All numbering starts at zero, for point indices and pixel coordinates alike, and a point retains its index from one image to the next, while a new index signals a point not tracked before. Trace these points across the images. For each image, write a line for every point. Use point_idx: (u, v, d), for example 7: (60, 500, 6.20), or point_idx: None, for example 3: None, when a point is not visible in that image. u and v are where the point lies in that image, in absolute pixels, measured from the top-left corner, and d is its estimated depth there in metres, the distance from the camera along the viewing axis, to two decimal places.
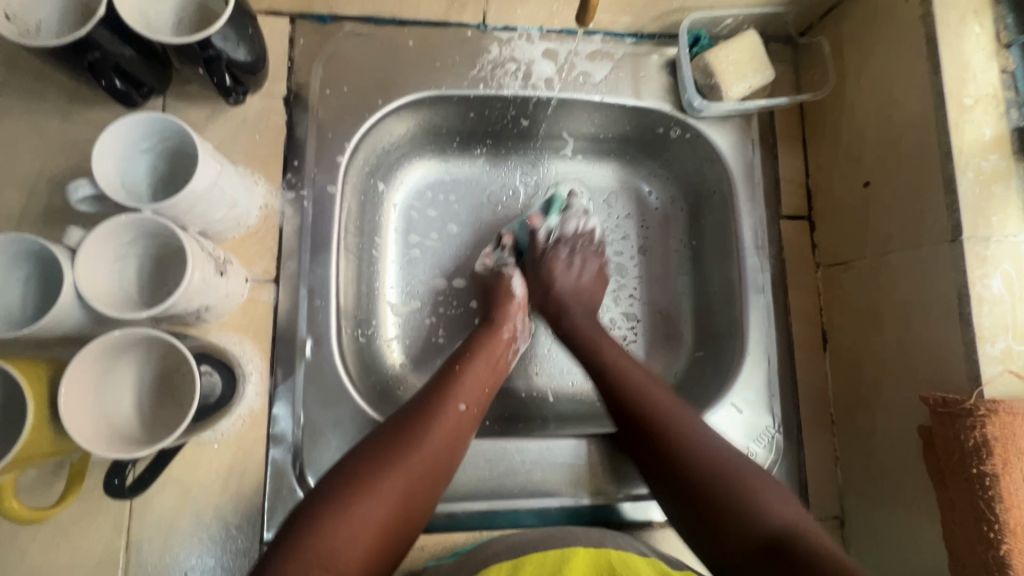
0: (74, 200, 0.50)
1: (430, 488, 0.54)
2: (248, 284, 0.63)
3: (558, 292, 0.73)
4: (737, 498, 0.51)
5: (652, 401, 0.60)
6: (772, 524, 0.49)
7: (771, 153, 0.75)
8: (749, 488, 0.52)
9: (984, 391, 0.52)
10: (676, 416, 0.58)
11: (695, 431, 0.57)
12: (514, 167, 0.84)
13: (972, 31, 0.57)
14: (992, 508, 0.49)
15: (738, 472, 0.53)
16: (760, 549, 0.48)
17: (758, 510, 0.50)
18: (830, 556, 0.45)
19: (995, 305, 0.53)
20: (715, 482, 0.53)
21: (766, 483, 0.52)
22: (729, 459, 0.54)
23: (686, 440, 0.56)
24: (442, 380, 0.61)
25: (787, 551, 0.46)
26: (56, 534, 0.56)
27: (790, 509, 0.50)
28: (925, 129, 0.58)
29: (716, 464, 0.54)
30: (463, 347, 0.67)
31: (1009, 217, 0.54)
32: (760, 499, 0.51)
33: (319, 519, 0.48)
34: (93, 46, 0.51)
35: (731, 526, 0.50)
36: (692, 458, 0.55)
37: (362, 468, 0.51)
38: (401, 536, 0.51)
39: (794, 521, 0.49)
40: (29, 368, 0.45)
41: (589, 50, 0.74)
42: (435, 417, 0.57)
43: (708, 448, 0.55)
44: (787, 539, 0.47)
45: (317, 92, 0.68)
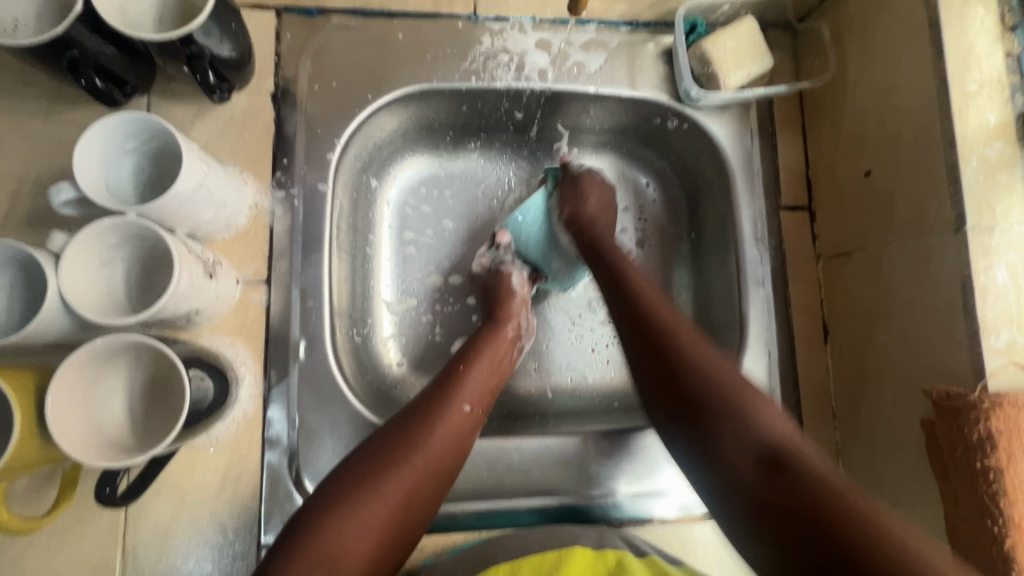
0: (56, 204, 0.48)
1: (434, 491, 0.53)
2: (239, 286, 0.62)
3: (589, 210, 0.72)
4: (730, 411, 0.49)
5: (661, 316, 0.58)
6: (767, 437, 0.47)
7: (770, 143, 0.73)
8: (754, 406, 0.49)
9: (989, 384, 0.51)
10: (683, 338, 0.56)
11: (705, 347, 0.55)
12: (508, 161, 0.82)
13: (976, 14, 0.55)
14: (996, 502, 0.48)
15: (741, 388, 0.51)
16: (759, 466, 0.45)
17: (755, 423, 0.48)
18: (829, 475, 0.43)
19: (999, 296, 0.52)
20: (715, 392, 0.50)
21: (764, 400, 0.50)
22: (736, 378, 0.52)
23: (691, 356, 0.54)
24: (447, 380, 0.60)
25: (789, 468, 0.44)
26: (51, 542, 0.55)
27: (790, 428, 0.48)
28: (928, 116, 0.56)
29: (716, 378, 0.51)
30: (467, 345, 0.66)
31: (1014, 205, 0.52)
32: (756, 413, 0.48)
33: (319, 523, 0.47)
34: (71, 44, 0.50)
35: (730, 442, 0.48)
36: (695, 367, 0.53)
37: (364, 472, 0.51)
38: (403, 539, 0.51)
39: (796, 439, 0.47)
40: (14, 378, 0.44)
41: (583, 40, 0.72)
42: (438, 418, 0.56)
43: (711, 360, 0.53)
44: (778, 456, 0.45)
45: (305, 87, 0.67)
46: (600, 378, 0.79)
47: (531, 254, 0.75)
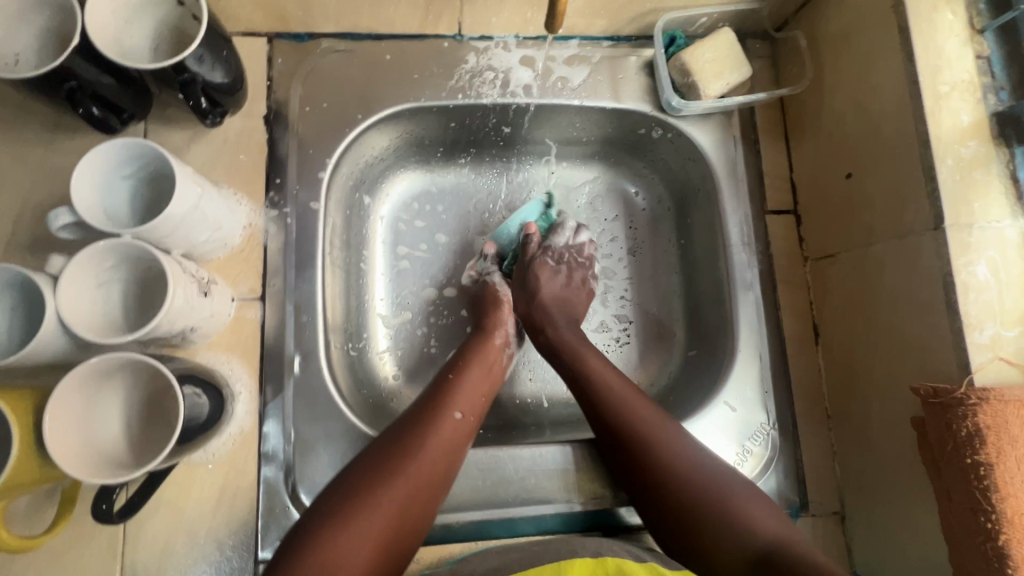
0: (54, 229, 0.50)
1: (429, 499, 0.54)
2: (234, 303, 0.63)
3: (544, 297, 0.71)
4: (726, 519, 0.53)
5: (627, 407, 0.61)
6: (760, 539, 0.51)
7: (753, 149, 0.75)
8: (732, 504, 0.54)
9: (975, 379, 0.51)
10: (661, 432, 0.59)
11: (672, 433, 0.59)
12: (499, 174, 0.84)
13: (945, 19, 0.57)
14: (988, 498, 0.48)
15: (720, 489, 0.55)
16: (753, 562, 0.50)
17: (745, 524, 0.52)
18: (816, 564, 0.47)
19: (982, 291, 0.52)
20: (699, 496, 0.55)
21: (755, 501, 0.54)
22: (717, 475, 0.56)
23: (669, 449, 0.58)
24: (438, 389, 0.61)
25: (778, 563, 0.48)
26: (52, 562, 0.56)
27: (779, 523, 0.53)
28: (903, 118, 0.57)
29: (705, 481, 0.56)
30: (457, 355, 0.67)
31: (990, 202, 0.53)
32: (747, 517, 0.53)
33: (317, 534, 0.48)
34: (70, 76, 0.52)
35: (721, 541, 0.52)
36: (678, 470, 0.56)
37: (359, 482, 0.51)
38: (403, 545, 0.51)
39: (780, 533, 0.52)
40: (13, 398, 0.45)
41: (565, 55, 0.74)
42: (431, 427, 0.56)
43: (693, 458, 0.57)
44: (774, 552, 0.50)
45: (297, 109, 0.69)
46: None
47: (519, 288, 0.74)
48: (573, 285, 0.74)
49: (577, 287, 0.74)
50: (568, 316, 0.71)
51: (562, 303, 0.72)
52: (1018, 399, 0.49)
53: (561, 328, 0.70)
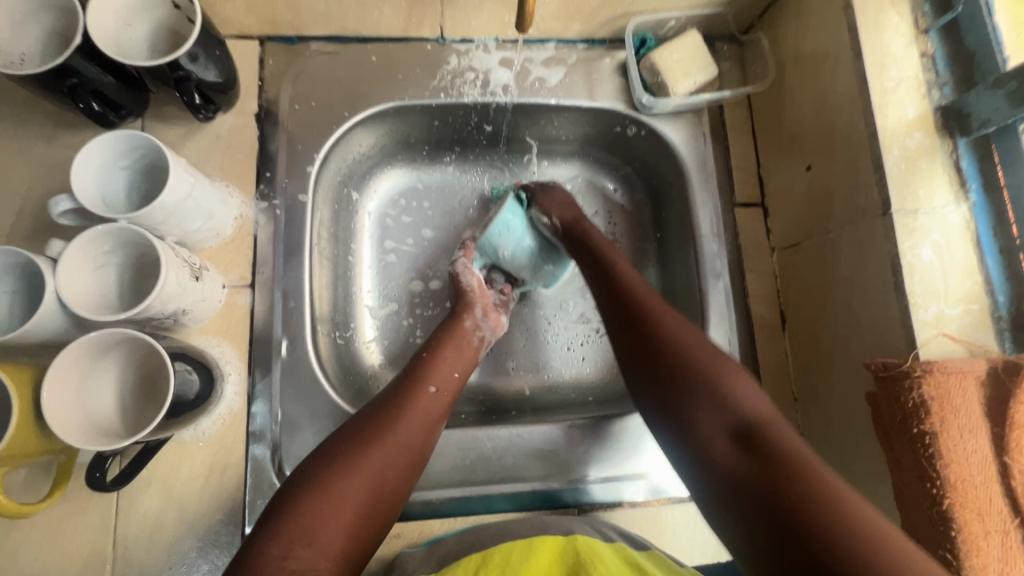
0: (55, 215, 0.53)
1: (407, 470, 0.56)
2: (225, 290, 0.66)
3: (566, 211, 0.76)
4: (709, 389, 0.53)
5: (646, 304, 0.62)
6: (742, 411, 0.51)
7: (722, 145, 0.78)
8: (725, 377, 0.53)
9: (920, 353, 0.54)
10: (673, 323, 0.60)
11: (681, 325, 0.60)
12: (482, 172, 0.87)
13: (891, 20, 0.61)
14: (934, 465, 0.51)
15: (714, 362, 0.55)
16: (729, 428, 0.50)
17: (731, 395, 0.52)
18: (794, 443, 0.47)
19: (927, 271, 0.56)
20: (698, 369, 0.54)
21: (739, 376, 0.54)
22: (714, 350, 0.56)
23: (679, 336, 0.58)
24: (414, 368, 0.64)
25: (755, 431, 0.49)
26: (46, 534, 0.58)
27: (762, 400, 0.52)
28: (854, 112, 0.61)
29: (701, 362, 0.55)
30: (433, 337, 0.70)
31: (934, 189, 0.57)
32: (733, 387, 0.52)
33: (298, 503, 0.49)
34: (71, 73, 0.55)
35: (702, 407, 0.52)
36: (685, 353, 0.56)
37: (338, 454, 0.53)
38: (381, 515, 0.53)
39: (761, 407, 0.51)
40: (14, 371, 0.48)
41: (543, 57, 0.78)
42: (408, 402, 0.59)
43: (699, 343, 0.57)
44: (755, 424, 0.49)
45: (287, 107, 0.73)
46: (575, 374, 0.83)
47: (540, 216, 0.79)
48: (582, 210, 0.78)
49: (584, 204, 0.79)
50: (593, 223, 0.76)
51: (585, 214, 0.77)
52: (959, 372, 0.52)
53: (591, 226, 0.75)
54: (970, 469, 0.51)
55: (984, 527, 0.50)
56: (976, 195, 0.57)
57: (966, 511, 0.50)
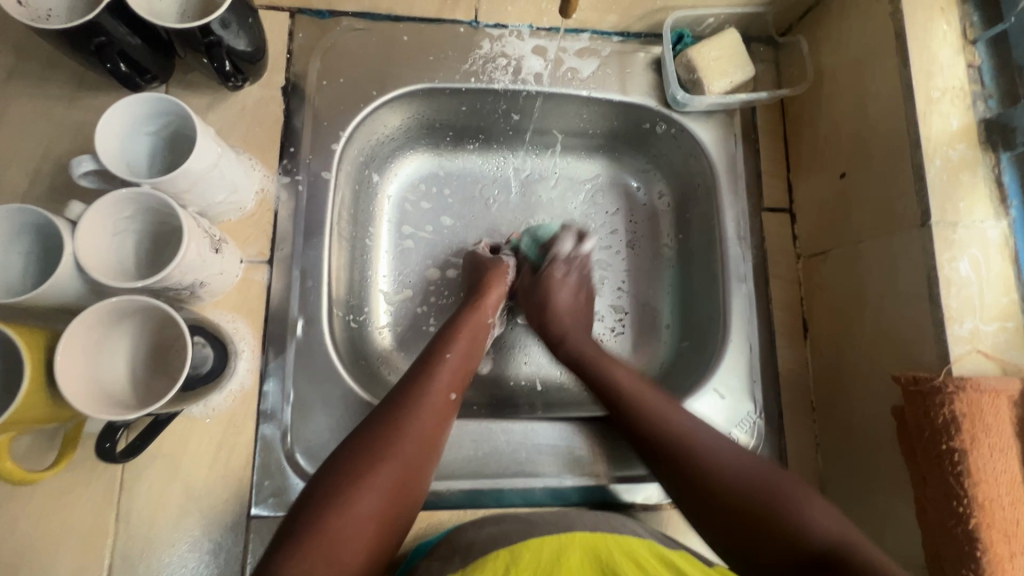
0: (76, 175, 0.51)
1: (423, 470, 0.54)
2: (242, 265, 0.65)
3: (557, 311, 0.74)
4: (777, 517, 0.52)
5: (659, 408, 0.62)
6: (823, 539, 0.50)
7: (753, 147, 0.77)
8: (793, 502, 0.53)
9: (953, 369, 0.53)
10: (701, 435, 0.59)
11: (711, 434, 0.59)
12: (505, 162, 0.86)
13: (939, 28, 0.60)
14: (961, 483, 0.50)
15: (763, 480, 0.55)
16: (815, 561, 0.49)
17: (805, 522, 0.51)
18: (885, 570, 0.46)
19: (964, 286, 0.55)
20: (752, 501, 0.53)
21: (806, 496, 0.53)
22: (762, 465, 0.56)
23: (704, 448, 0.57)
24: (428, 362, 0.61)
25: (845, 562, 0.47)
26: (48, 504, 0.57)
27: (835, 522, 0.51)
28: (897, 119, 0.60)
29: (744, 472, 0.55)
30: (448, 328, 0.67)
31: (975, 203, 0.56)
32: (807, 509, 0.52)
33: (317, 516, 0.47)
34: (99, 31, 0.54)
35: (784, 535, 0.51)
36: (715, 470, 0.56)
37: (351, 462, 0.51)
38: (397, 525, 0.51)
39: (841, 534, 0.50)
40: (26, 332, 0.47)
41: (576, 47, 0.76)
42: (421, 400, 0.57)
43: (740, 456, 0.57)
44: (842, 551, 0.48)
45: (314, 82, 0.71)
46: None
47: (529, 306, 0.76)
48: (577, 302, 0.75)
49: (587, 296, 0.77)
50: (582, 333, 0.73)
51: (575, 330, 0.73)
52: (993, 390, 0.51)
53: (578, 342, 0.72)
54: (999, 489, 0.50)
55: (1010, 548, 0.49)
56: (1017, 212, 0.56)
57: (991, 531, 0.49)
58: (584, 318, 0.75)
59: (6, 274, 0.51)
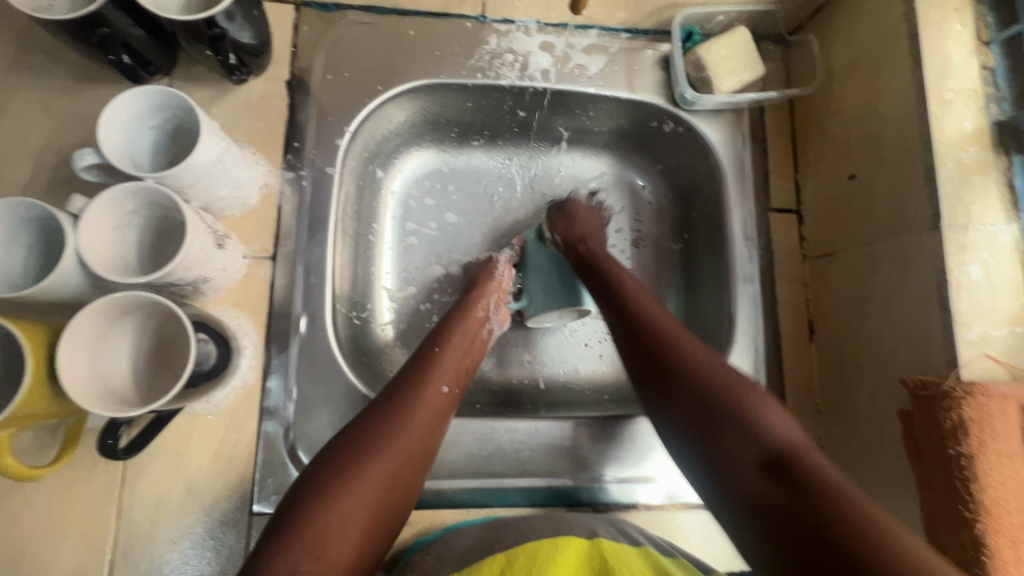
0: (78, 168, 0.51)
1: (417, 471, 0.53)
2: (245, 261, 0.64)
3: (578, 224, 0.75)
4: (737, 414, 0.50)
5: (656, 316, 0.61)
6: (775, 445, 0.47)
7: (761, 147, 0.76)
8: (751, 406, 0.50)
9: (962, 374, 0.53)
10: (691, 344, 0.57)
11: (695, 343, 0.57)
12: (510, 158, 0.85)
13: (954, 28, 0.59)
14: (968, 489, 0.50)
15: (733, 385, 0.52)
16: (759, 464, 0.47)
17: (759, 431, 0.49)
18: (830, 477, 0.44)
19: (974, 290, 0.54)
20: (722, 398, 0.51)
21: (767, 402, 0.51)
22: (734, 374, 0.53)
23: (692, 352, 0.56)
24: (423, 361, 0.60)
25: (790, 469, 0.45)
26: (50, 499, 0.56)
27: (795, 432, 0.49)
28: (909, 121, 0.59)
29: (715, 376, 0.53)
30: (441, 326, 0.66)
31: (987, 207, 0.55)
32: (764, 416, 0.49)
33: (308, 509, 0.46)
34: (102, 22, 0.53)
35: (732, 437, 0.49)
36: (700, 370, 0.54)
37: (344, 457, 0.50)
38: (387, 524, 0.50)
39: (796, 442, 0.48)
40: (27, 328, 0.46)
41: (585, 44, 0.76)
42: (416, 398, 0.56)
43: (715, 364, 0.55)
44: (791, 457, 0.46)
45: (319, 77, 0.70)
46: (591, 371, 0.81)
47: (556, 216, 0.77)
48: (592, 222, 0.77)
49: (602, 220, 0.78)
50: (598, 238, 0.75)
51: (592, 234, 0.75)
52: (1002, 395, 0.51)
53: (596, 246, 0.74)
54: (1007, 495, 0.50)
55: (1017, 554, 0.49)
56: None
57: (999, 537, 0.49)
58: (600, 231, 0.77)
59: (8, 268, 0.50)
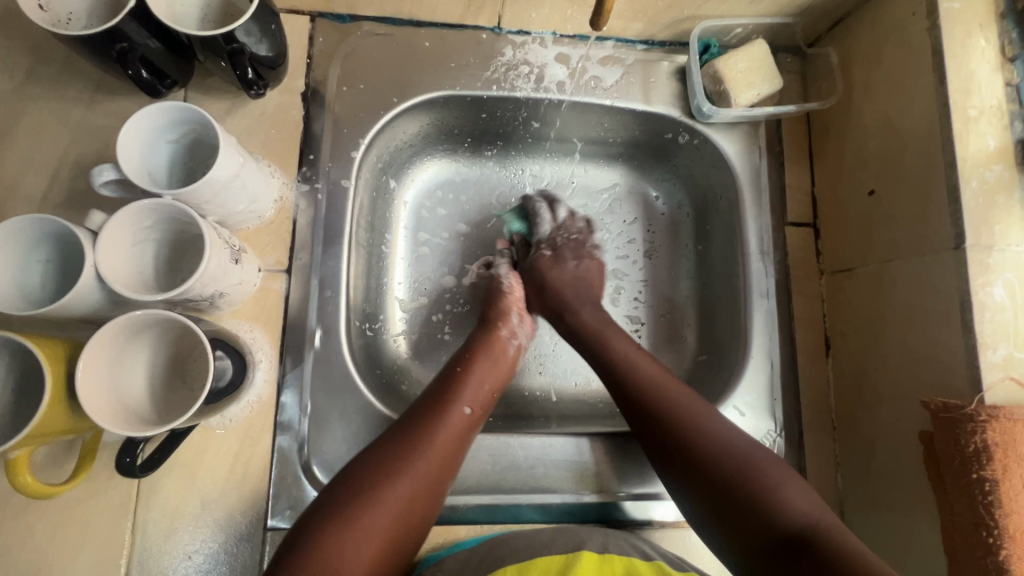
0: (97, 184, 0.51)
1: (435, 494, 0.53)
2: (261, 274, 0.64)
3: (557, 283, 0.73)
4: (757, 493, 0.50)
5: (658, 385, 0.59)
6: (797, 523, 0.48)
7: (777, 160, 0.76)
8: (771, 483, 0.51)
9: (985, 397, 0.52)
10: (697, 412, 0.57)
11: (703, 412, 0.57)
12: (523, 169, 0.85)
13: (978, 44, 0.58)
14: (992, 513, 0.49)
15: (751, 461, 0.53)
16: (783, 545, 0.48)
17: (780, 509, 0.49)
18: (857, 560, 0.44)
19: (998, 311, 0.53)
20: (737, 473, 0.52)
21: (786, 477, 0.52)
22: (750, 449, 0.54)
23: (699, 427, 0.56)
24: (447, 382, 0.60)
25: (813, 550, 0.46)
26: (65, 513, 0.56)
27: (817, 508, 0.50)
28: (931, 138, 0.59)
29: (735, 452, 0.53)
30: (465, 348, 0.66)
31: (1011, 226, 0.55)
32: (785, 497, 0.50)
33: (324, 529, 0.47)
34: (121, 37, 0.53)
35: (753, 516, 0.50)
36: (709, 441, 0.54)
37: (363, 476, 0.50)
38: (401, 546, 0.50)
39: (819, 519, 0.49)
40: (47, 346, 0.46)
41: (600, 55, 0.75)
42: (438, 420, 0.56)
43: (727, 437, 0.55)
44: (816, 537, 0.47)
45: (334, 88, 0.70)
46: (603, 384, 0.81)
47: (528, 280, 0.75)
48: (578, 276, 0.74)
49: (587, 270, 0.75)
50: (586, 296, 0.72)
51: (575, 288, 0.73)
52: None
53: (583, 305, 0.71)
54: None
55: None
56: None
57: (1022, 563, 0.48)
58: (589, 285, 0.74)
59: (26, 284, 0.50)
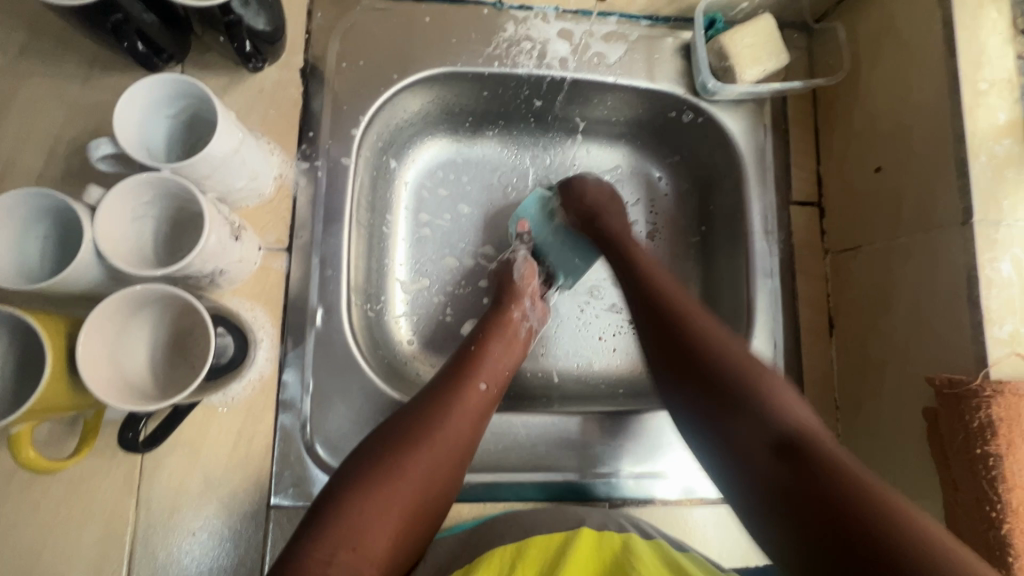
0: (94, 158, 0.50)
1: (455, 469, 0.53)
2: (261, 252, 0.63)
3: (591, 195, 0.74)
4: (751, 396, 0.49)
5: (672, 301, 0.59)
6: (787, 428, 0.47)
7: (783, 139, 0.75)
8: (765, 390, 0.50)
9: (991, 372, 0.52)
10: (705, 318, 0.57)
11: (713, 324, 0.56)
12: (525, 149, 0.84)
13: (989, 16, 0.57)
14: (995, 488, 0.49)
15: (746, 370, 0.51)
16: (771, 449, 0.46)
17: (772, 412, 0.48)
18: (844, 462, 0.43)
19: (1004, 287, 0.53)
20: (731, 379, 0.51)
21: (783, 385, 0.50)
22: (748, 357, 0.53)
23: (709, 329, 0.56)
24: (462, 361, 0.61)
25: (801, 453, 0.44)
26: (69, 490, 0.56)
27: (811, 420, 0.48)
28: (940, 113, 0.58)
29: (737, 356, 0.53)
30: (479, 328, 0.67)
31: (1020, 201, 0.54)
32: (779, 403, 0.49)
33: (344, 502, 0.47)
34: (116, 8, 0.51)
35: (744, 418, 0.49)
36: (710, 346, 0.54)
37: (383, 454, 0.51)
38: (423, 521, 0.50)
39: (811, 429, 0.47)
40: (47, 321, 0.46)
41: (603, 31, 0.74)
42: (455, 397, 0.56)
43: (729, 342, 0.54)
44: (803, 442, 0.45)
45: (333, 65, 0.69)
46: (606, 365, 0.80)
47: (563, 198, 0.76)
48: (606, 194, 0.75)
49: (621, 197, 0.76)
50: (617, 213, 0.74)
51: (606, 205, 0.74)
52: None
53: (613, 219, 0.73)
54: None
55: None
56: None
57: None
58: (617, 204, 0.75)
59: (23, 260, 0.50)
